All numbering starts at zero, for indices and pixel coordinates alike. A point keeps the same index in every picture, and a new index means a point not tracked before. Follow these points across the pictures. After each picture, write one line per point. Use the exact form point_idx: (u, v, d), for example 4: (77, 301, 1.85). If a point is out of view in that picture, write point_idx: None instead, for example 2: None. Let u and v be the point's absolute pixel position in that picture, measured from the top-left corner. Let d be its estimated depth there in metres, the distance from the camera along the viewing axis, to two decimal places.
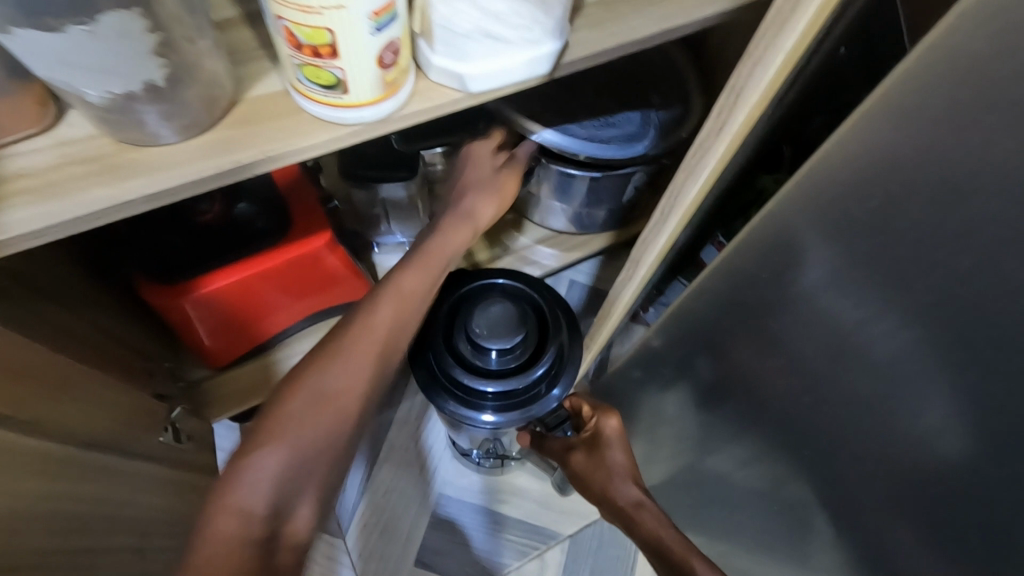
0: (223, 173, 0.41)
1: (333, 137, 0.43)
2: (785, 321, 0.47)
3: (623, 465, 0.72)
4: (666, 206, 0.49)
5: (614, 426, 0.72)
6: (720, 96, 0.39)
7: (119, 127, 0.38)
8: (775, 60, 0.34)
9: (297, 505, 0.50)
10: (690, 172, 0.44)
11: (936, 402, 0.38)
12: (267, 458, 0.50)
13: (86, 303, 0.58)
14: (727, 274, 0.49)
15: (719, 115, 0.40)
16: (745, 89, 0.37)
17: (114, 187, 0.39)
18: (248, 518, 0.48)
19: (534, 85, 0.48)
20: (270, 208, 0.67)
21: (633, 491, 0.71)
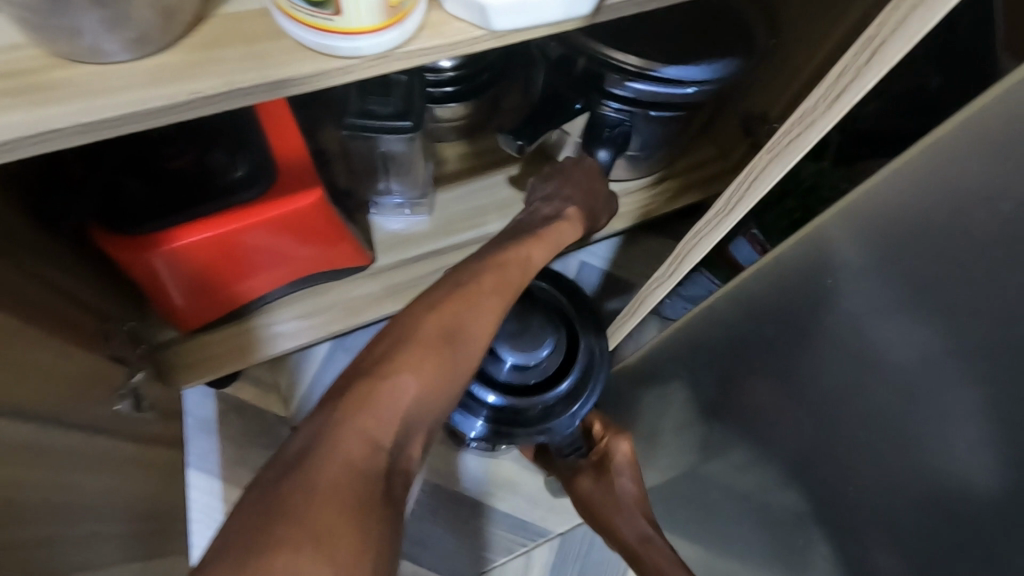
0: (177, 105, 0.33)
1: (319, 71, 0.35)
2: (825, 331, 0.40)
3: (630, 495, 0.71)
4: (738, 191, 0.46)
5: (626, 450, 0.73)
6: (850, 50, 0.35)
7: (46, 35, 0.30)
8: (885, 62, 0.32)
9: (412, 441, 0.49)
10: (778, 156, 0.41)
11: (983, 446, 0.31)
12: (404, 379, 0.50)
13: (27, 249, 0.51)
14: (769, 278, 0.44)
15: (837, 80, 0.35)
16: (885, 47, 0.32)
17: (35, 112, 0.31)
18: (376, 445, 0.46)
19: (569, 29, 0.40)
20: (252, 157, 0.59)
21: (637, 525, 0.69)
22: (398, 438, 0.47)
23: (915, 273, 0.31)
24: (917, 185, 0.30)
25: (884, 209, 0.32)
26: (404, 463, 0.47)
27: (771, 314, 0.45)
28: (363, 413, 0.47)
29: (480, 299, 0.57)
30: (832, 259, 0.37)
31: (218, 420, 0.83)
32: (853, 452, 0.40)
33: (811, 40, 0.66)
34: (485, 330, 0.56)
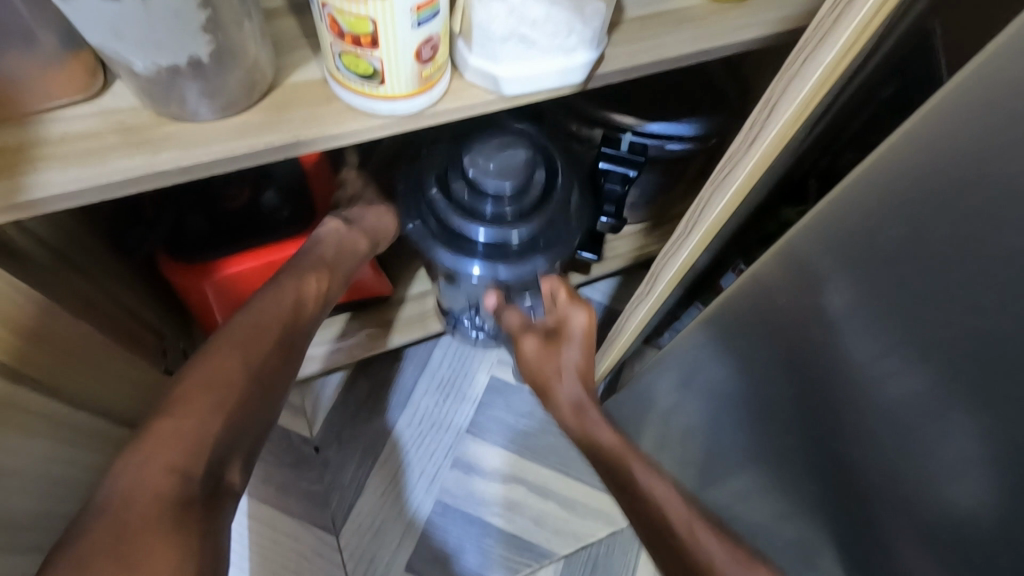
0: (254, 152, 0.41)
1: (364, 127, 0.43)
2: (800, 350, 0.46)
3: (575, 363, 0.71)
4: (690, 221, 0.52)
5: (580, 322, 0.71)
6: (755, 110, 0.43)
7: (160, 100, 0.39)
8: (785, 111, 0.40)
9: (230, 466, 0.48)
10: (718, 187, 0.48)
11: (965, 430, 0.36)
12: (184, 420, 0.46)
13: (106, 273, 0.59)
14: (737, 302, 0.50)
15: (751, 129, 0.43)
16: (779, 103, 0.40)
17: (146, 157, 0.40)
18: (185, 476, 0.44)
19: (566, 94, 0.49)
20: (291, 195, 0.68)
21: (576, 391, 0.69)
22: (214, 465, 0.46)
23: (847, 292, 0.39)
24: (829, 219, 0.37)
25: (825, 231, 0.38)
26: (223, 485, 0.47)
27: (748, 338, 0.51)
28: (151, 460, 0.43)
29: (259, 330, 0.55)
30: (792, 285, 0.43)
31: None
32: (834, 450, 0.47)
33: None
34: (273, 366, 0.54)
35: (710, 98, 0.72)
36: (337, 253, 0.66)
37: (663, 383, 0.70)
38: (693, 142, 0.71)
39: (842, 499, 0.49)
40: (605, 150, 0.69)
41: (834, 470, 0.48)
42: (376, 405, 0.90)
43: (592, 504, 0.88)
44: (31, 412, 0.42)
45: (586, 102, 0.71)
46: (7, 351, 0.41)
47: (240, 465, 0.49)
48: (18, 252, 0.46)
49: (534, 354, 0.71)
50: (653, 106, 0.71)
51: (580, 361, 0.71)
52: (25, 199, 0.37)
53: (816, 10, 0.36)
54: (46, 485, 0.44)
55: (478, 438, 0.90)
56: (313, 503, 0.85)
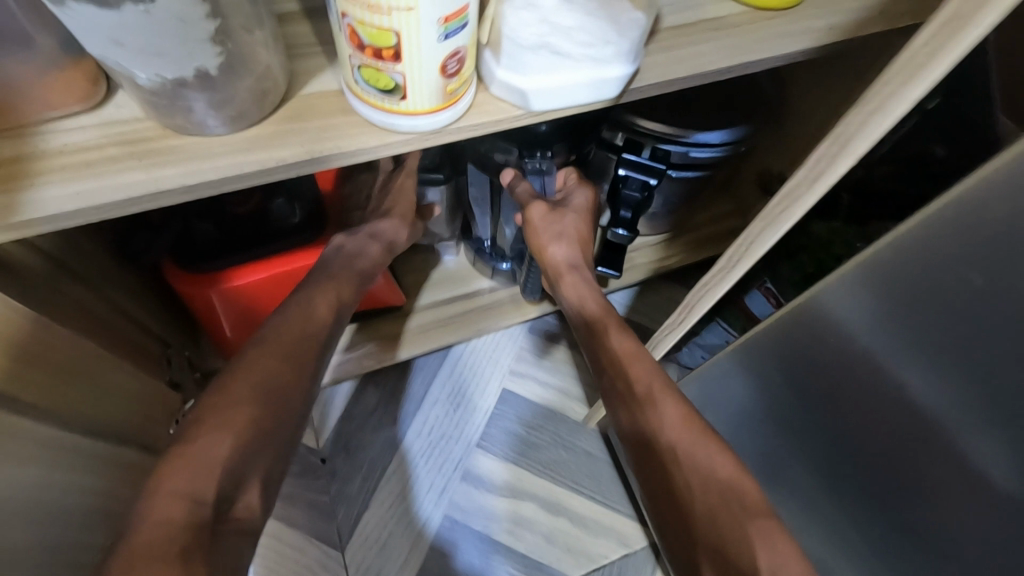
0: (265, 169, 0.39)
1: (383, 143, 0.40)
2: (841, 376, 0.45)
3: (574, 229, 0.71)
4: (734, 251, 0.52)
5: (585, 196, 0.73)
6: (821, 145, 0.41)
7: (164, 112, 0.37)
8: (859, 147, 0.38)
9: (247, 488, 0.47)
10: (771, 222, 0.47)
11: (997, 458, 0.35)
12: (207, 441, 0.46)
13: (109, 282, 0.57)
14: (786, 329, 0.48)
15: (814, 165, 0.42)
16: (853, 140, 0.38)
17: (150, 173, 0.37)
18: (196, 501, 0.43)
19: (598, 108, 0.46)
20: (305, 204, 0.66)
21: (568, 253, 0.70)
22: (226, 491, 0.45)
23: (905, 329, 0.38)
24: (903, 256, 0.36)
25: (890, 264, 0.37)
26: (235, 512, 0.46)
27: (793, 367, 0.50)
28: (164, 484, 0.43)
29: (274, 347, 0.53)
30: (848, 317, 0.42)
31: None
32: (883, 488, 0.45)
33: (819, 113, 0.71)
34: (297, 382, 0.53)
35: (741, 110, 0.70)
36: (355, 254, 0.65)
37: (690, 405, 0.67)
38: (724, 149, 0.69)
39: (875, 527, 0.47)
40: (627, 155, 0.68)
41: (872, 498, 0.47)
42: (385, 415, 0.88)
43: (605, 522, 0.86)
44: (25, 439, 0.40)
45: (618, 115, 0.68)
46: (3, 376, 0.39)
47: (258, 486, 0.48)
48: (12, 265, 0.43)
49: (538, 215, 0.69)
50: (683, 115, 0.69)
51: (579, 231, 0.71)
52: (19, 217, 0.35)
53: (905, 46, 0.33)
54: (41, 515, 0.41)
55: (488, 451, 0.88)
56: (319, 515, 0.83)
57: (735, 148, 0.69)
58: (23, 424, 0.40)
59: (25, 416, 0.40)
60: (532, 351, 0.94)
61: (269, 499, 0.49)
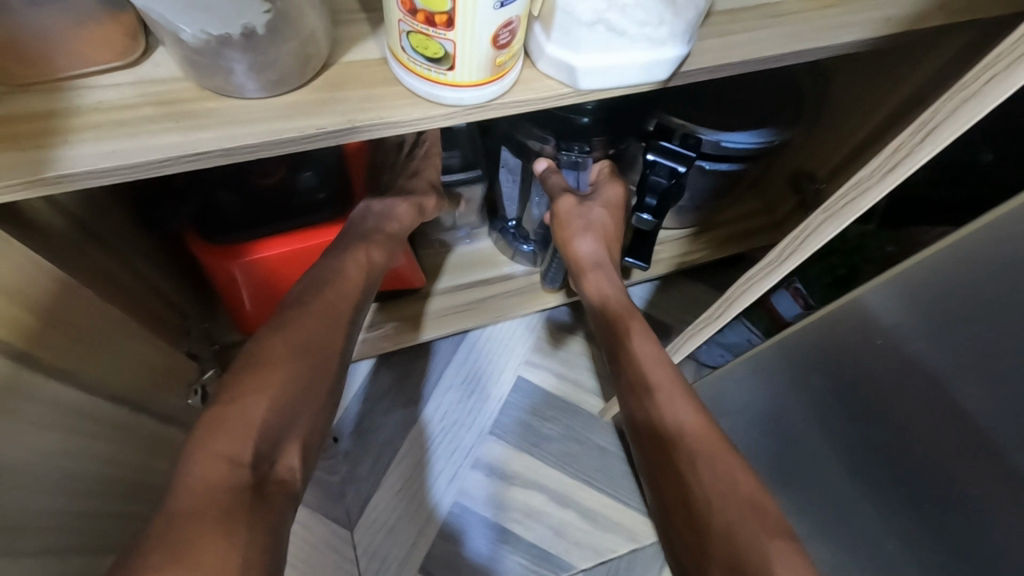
0: (303, 137, 0.37)
1: (425, 115, 0.39)
2: (876, 375, 0.44)
3: (601, 223, 0.69)
4: (787, 246, 0.51)
5: (615, 192, 0.71)
6: (905, 131, 0.40)
7: (204, 72, 0.35)
8: (947, 135, 0.38)
9: (286, 450, 0.46)
10: (833, 215, 0.47)
11: None
12: (250, 404, 0.45)
13: (130, 249, 0.56)
14: (828, 328, 0.47)
15: (894, 153, 0.41)
16: (941, 128, 0.38)
17: (185, 135, 0.36)
18: (237, 462, 0.43)
19: (644, 92, 0.44)
20: (332, 179, 0.64)
21: (594, 248, 0.68)
22: (260, 450, 0.44)
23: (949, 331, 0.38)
24: (956, 263, 0.36)
25: (954, 267, 0.36)
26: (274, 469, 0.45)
27: (830, 368, 0.49)
28: (209, 443, 0.43)
29: (319, 312, 0.53)
30: (901, 320, 0.41)
31: None
32: (916, 497, 0.44)
33: (860, 111, 0.70)
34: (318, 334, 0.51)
35: (782, 106, 0.68)
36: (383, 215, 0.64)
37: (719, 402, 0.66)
38: (758, 149, 0.68)
39: (903, 532, 0.47)
40: (660, 142, 0.65)
41: (900, 502, 0.46)
42: (399, 398, 0.88)
43: (615, 517, 0.85)
44: (43, 401, 0.39)
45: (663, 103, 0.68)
46: (24, 334, 0.39)
47: (301, 449, 0.47)
48: (39, 224, 0.43)
49: (562, 207, 0.69)
50: (720, 110, 0.68)
51: (607, 225, 0.70)
52: (51, 173, 0.34)
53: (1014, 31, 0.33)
54: (59, 480, 0.41)
55: (500, 440, 0.87)
56: (328, 495, 0.82)
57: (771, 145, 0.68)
58: (43, 385, 0.39)
59: (44, 378, 0.40)
60: (548, 342, 0.93)
61: (309, 465, 0.48)
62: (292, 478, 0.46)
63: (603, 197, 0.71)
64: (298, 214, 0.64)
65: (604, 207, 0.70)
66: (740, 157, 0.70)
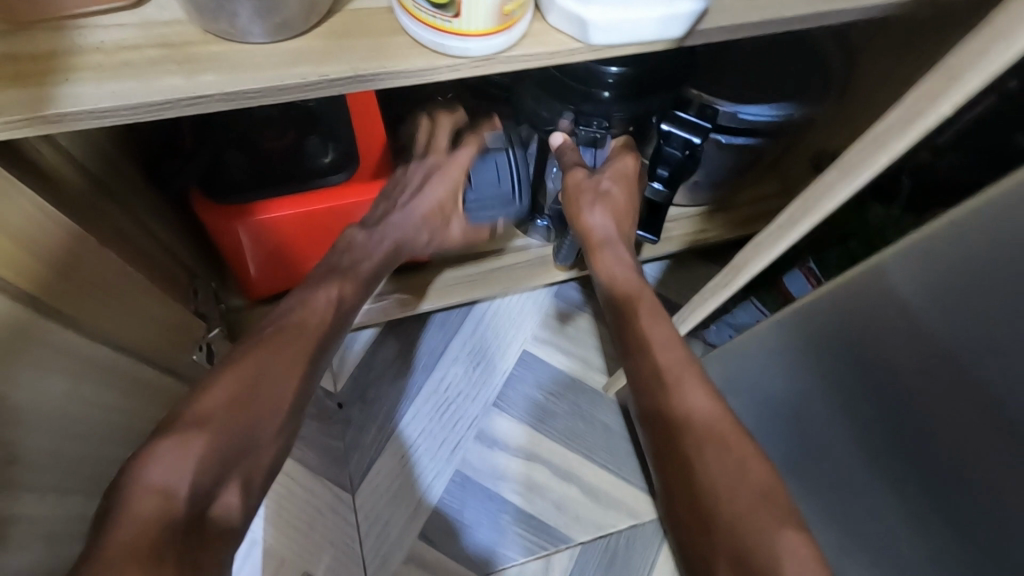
0: (306, 84, 0.37)
1: (431, 66, 0.38)
2: (891, 346, 0.44)
3: (613, 195, 0.67)
4: (802, 206, 0.50)
5: (629, 166, 0.68)
6: (928, 77, 0.39)
7: (207, 14, 0.35)
8: (971, 80, 0.36)
9: (227, 485, 0.45)
10: (846, 171, 0.46)
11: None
12: (194, 442, 0.44)
13: (138, 203, 0.56)
14: (847, 298, 0.47)
15: (916, 102, 0.39)
16: (966, 72, 0.36)
17: (188, 78, 0.35)
18: (170, 495, 0.42)
19: (660, 50, 0.43)
20: (340, 145, 0.64)
21: (604, 221, 0.66)
22: (202, 483, 0.43)
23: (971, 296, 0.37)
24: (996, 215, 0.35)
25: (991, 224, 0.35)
26: (213, 509, 0.44)
27: (844, 342, 0.48)
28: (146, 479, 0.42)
29: (281, 349, 0.52)
30: (927, 289, 0.40)
31: None
32: (922, 476, 0.43)
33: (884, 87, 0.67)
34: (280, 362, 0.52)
35: (803, 79, 0.66)
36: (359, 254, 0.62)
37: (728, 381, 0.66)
38: (777, 123, 0.66)
39: (905, 511, 0.46)
40: (676, 112, 0.63)
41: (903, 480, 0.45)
42: (405, 367, 0.88)
43: (616, 493, 0.85)
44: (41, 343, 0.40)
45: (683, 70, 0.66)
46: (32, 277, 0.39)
47: (240, 486, 0.46)
48: (47, 169, 0.43)
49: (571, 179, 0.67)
50: (740, 82, 0.67)
51: (620, 198, 0.67)
52: (54, 113, 0.33)
53: None
54: (62, 425, 0.41)
55: (504, 412, 0.87)
56: (332, 459, 0.83)
57: (791, 120, 0.66)
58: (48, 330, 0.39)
59: (48, 320, 0.40)
60: (555, 317, 0.93)
61: (250, 506, 0.46)
62: (228, 517, 0.44)
63: (617, 170, 0.68)
64: (303, 179, 0.63)
65: (616, 179, 0.68)
66: (759, 132, 0.68)
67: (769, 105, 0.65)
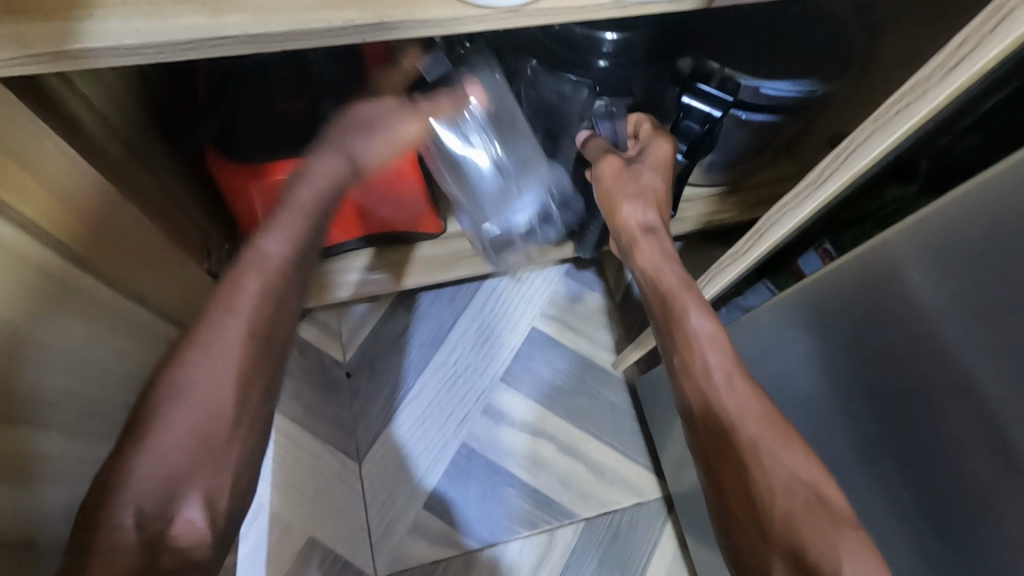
0: (330, 30, 0.36)
1: (456, 16, 0.38)
2: (898, 319, 0.43)
3: (653, 185, 0.58)
4: (828, 167, 0.50)
5: (666, 149, 0.59)
6: (975, 19, 0.37)
7: None
8: (1017, 27, 0.35)
9: (186, 499, 0.39)
10: (882, 126, 0.44)
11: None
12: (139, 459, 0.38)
13: (154, 157, 0.56)
14: (857, 273, 0.46)
15: (958, 48, 0.38)
16: (1015, 13, 0.35)
17: (212, 18, 0.35)
18: (117, 525, 0.36)
19: (687, 9, 0.42)
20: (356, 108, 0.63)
21: (645, 213, 0.57)
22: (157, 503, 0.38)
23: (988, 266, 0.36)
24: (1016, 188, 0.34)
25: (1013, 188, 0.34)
26: (174, 530, 0.38)
27: (850, 317, 0.47)
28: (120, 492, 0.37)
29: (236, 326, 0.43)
30: (935, 260, 0.39)
31: None
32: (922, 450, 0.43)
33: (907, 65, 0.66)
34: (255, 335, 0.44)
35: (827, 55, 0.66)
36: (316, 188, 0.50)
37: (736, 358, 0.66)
38: (799, 100, 0.65)
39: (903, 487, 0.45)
40: (698, 84, 0.62)
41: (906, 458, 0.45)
42: (413, 340, 0.88)
43: (620, 471, 0.85)
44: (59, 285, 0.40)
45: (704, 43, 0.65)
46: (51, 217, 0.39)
47: (205, 499, 0.40)
48: (67, 113, 0.43)
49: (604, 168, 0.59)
50: (763, 56, 0.65)
51: (662, 186, 0.58)
52: (78, 48, 0.33)
53: None
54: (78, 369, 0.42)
55: (512, 388, 0.87)
56: (339, 428, 0.84)
57: (812, 97, 0.65)
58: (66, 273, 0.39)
59: (66, 263, 0.40)
60: (565, 296, 0.92)
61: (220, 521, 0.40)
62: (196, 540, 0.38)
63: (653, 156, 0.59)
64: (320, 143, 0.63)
65: (653, 165, 0.59)
66: (780, 110, 0.67)
67: (791, 82, 0.64)
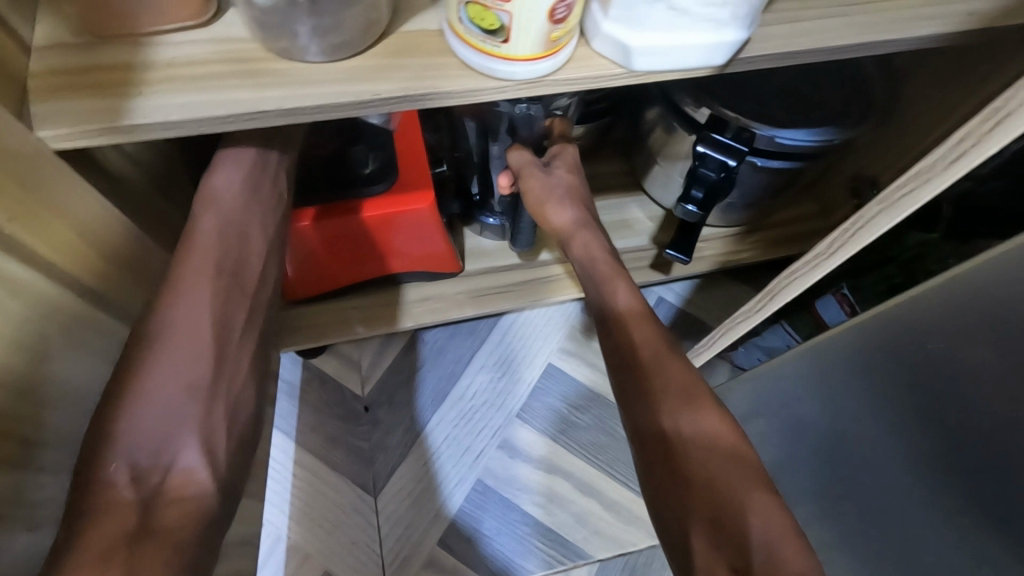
0: (359, 102, 0.38)
1: (476, 88, 0.39)
2: (927, 373, 0.44)
3: (573, 191, 0.68)
4: (838, 238, 0.51)
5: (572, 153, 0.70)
6: (974, 119, 0.41)
7: (270, 34, 0.37)
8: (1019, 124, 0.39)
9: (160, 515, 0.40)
10: (889, 207, 0.47)
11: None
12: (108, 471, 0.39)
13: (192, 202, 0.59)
14: (883, 335, 0.48)
15: (960, 142, 0.42)
16: (1014, 117, 0.39)
17: (251, 93, 0.37)
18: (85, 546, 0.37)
19: (701, 76, 0.43)
20: (382, 156, 0.67)
21: (572, 214, 0.66)
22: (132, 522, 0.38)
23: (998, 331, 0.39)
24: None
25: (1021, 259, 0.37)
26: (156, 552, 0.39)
27: (886, 373, 0.48)
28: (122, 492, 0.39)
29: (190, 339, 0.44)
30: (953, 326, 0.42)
31: (303, 386, 0.88)
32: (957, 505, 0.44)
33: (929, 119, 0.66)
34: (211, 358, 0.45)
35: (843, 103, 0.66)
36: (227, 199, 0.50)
37: (757, 402, 0.66)
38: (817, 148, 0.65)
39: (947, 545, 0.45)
40: (712, 134, 0.64)
41: (938, 512, 0.46)
42: (432, 373, 0.90)
43: (636, 511, 0.85)
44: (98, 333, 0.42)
45: (726, 93, 0.67)
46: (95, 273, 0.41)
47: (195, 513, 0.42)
48: (114, 172, 0.45)
49: (530, 184, 0.67)
50: (782, 107, 0.67)
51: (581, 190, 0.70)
52: (128, 121, 0.36)
53: None
54: None
55: (528, 424, 0.87)
56: (357, 460, 0.85)
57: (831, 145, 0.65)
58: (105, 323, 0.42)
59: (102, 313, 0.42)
60: (582, 332, 0.93)
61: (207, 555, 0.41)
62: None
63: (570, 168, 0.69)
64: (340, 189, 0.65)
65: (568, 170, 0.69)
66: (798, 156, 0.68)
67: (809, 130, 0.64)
